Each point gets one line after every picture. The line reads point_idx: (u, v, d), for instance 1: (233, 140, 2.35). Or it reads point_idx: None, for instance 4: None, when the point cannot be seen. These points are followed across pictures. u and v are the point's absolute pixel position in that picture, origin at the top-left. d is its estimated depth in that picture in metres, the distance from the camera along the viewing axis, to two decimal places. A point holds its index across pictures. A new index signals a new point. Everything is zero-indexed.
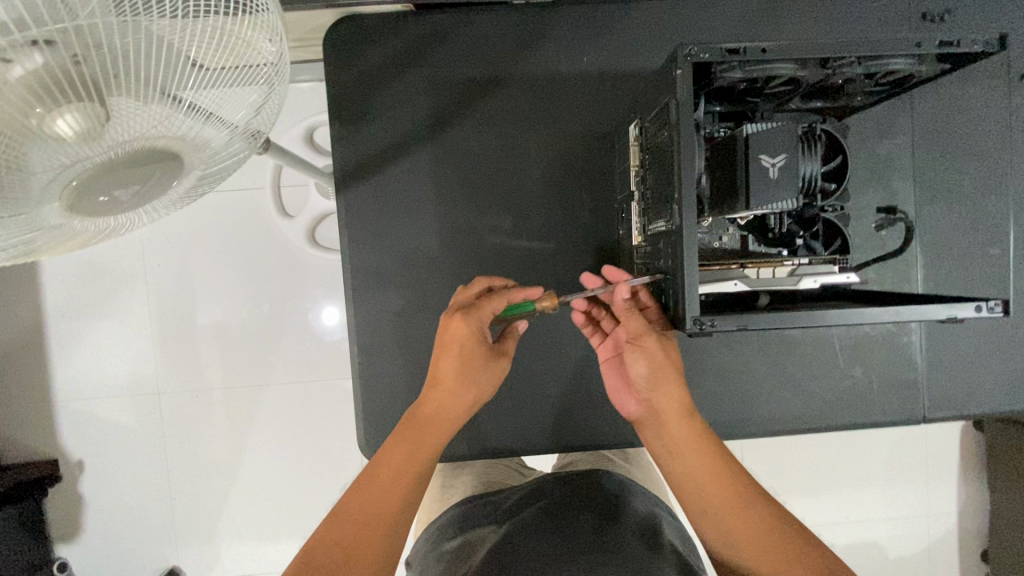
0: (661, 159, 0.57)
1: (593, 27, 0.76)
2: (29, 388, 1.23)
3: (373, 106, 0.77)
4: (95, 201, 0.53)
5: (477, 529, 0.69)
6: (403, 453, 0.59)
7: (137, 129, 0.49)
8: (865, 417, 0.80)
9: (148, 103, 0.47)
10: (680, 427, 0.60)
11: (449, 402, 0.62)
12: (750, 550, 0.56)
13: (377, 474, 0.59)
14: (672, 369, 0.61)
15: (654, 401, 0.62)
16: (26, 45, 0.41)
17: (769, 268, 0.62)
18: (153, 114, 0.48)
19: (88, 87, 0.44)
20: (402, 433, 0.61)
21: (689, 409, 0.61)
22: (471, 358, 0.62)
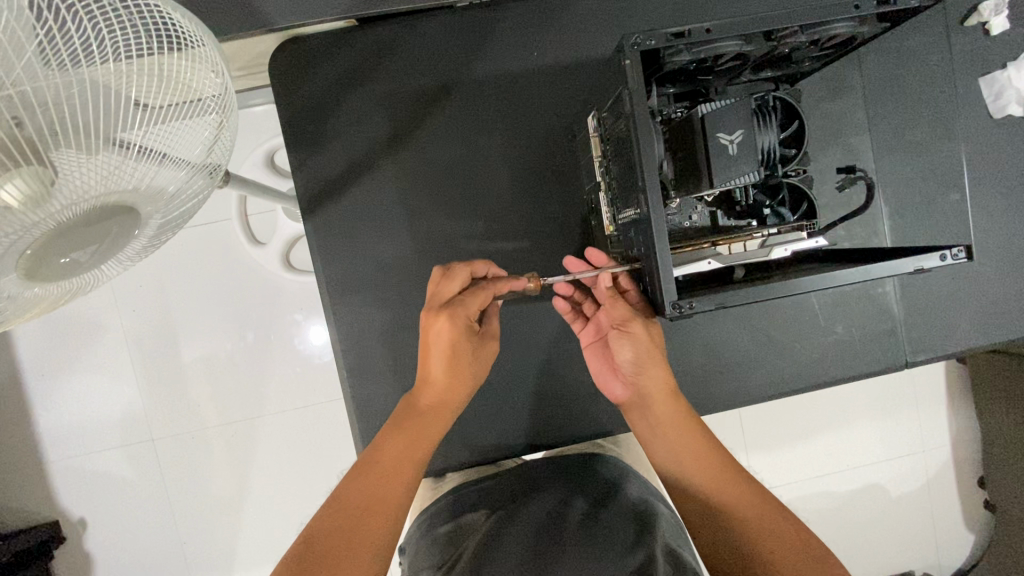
0: (622, 148, 0.58)
1: (539, 21, 0.76)
2: (18, 451, 1.20)
3: (328, 128, 0.76)
4: (54, 264, 0.52)
5: (469, 515, 0.71)
6: (403, 444, 0.59)
7: (88, 185, 0.47)
8: (851, 370, 0.82)
9: (95, 154, 0.46)
10: (664, 405, 0.63)
11: (445, 392, 0.64)
12: (736, 509, 0.57)
13: (375, 464, 0.58)
14: (657, 353, 0.63)
15: (641, 383, 0.63)
16: None
17: (740, 243, 0.63)
18: (102, 165, 0.47)
19: (27, 147, 0.43)
20: (400, 425, 0.61)
21: (673, 389, 0.63)
22: (463, 349, 0.63)
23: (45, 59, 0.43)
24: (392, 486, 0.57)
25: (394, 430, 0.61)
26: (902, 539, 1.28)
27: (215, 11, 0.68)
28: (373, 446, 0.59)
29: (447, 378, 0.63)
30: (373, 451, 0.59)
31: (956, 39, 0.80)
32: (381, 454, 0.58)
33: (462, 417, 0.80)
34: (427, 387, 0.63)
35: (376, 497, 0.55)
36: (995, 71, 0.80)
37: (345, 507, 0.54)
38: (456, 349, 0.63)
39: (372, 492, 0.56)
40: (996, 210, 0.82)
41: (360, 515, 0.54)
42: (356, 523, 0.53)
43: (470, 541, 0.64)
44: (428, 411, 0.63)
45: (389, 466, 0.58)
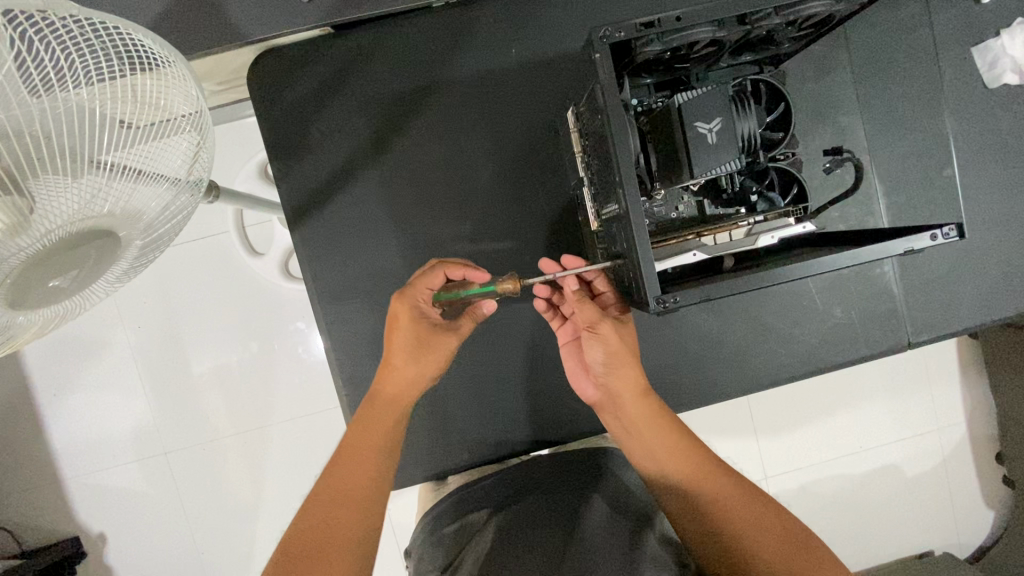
0: (599, 144, 0.57)
1: (514, 17, 0.75)
2: (35, 470, 1.22)
3: (311, 138, 0.76)
4: (41, 290, 0.52)
5: (470, 516, 0.70)
6: (359, 438, 0.62)
7: (68, 211, 0.47)
8: (851, 353, 0.81)
9: (77, 177, 0.46)
10: (635, 405, 0.65)
11: (403, 382, 0.66)
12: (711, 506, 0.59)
13: (342, 463, 0.61)
14: (625, 354, 0.65)
15: (610, 384, 0.66)
16: None
17: (725, 233, 0.63)
18: (84, 189, 0.47)
19: (8, 173, 0.43)
20: (365, 414, 0.64)
21: (643, 388, 0.65)
22: (411, 336, 0.65)
23: (21, 82, 0.42)
24: (356, 473, 0.60)
25: (355, 423, 0.64)
26: (920, 519, 1.26)
27: (190, 25, 0.68)
28: (340, 444, 0.63)
29: (399, 367, 0.66)
30: (341, 451, 0.62)
31: (947, 9, 0.78)
32: (345, 451, 0.62)
33: (460, 419, 0.79)
34: (386, 379, 0.66)
35: (342, 496, 0.58)
36: (989, 39, 0.78)
37: (319, 508, 0.57)
38: (404, 340, 0.66)
39: (338, 484, 0.59)
40: (995, 182, 0.80)
41: (329, 516, 0.57)
42: (327, 524, 0.56)
43: (472, 543, 0.64)
44: (383, 399, 0.65)
45: (350, 461, 0.61)
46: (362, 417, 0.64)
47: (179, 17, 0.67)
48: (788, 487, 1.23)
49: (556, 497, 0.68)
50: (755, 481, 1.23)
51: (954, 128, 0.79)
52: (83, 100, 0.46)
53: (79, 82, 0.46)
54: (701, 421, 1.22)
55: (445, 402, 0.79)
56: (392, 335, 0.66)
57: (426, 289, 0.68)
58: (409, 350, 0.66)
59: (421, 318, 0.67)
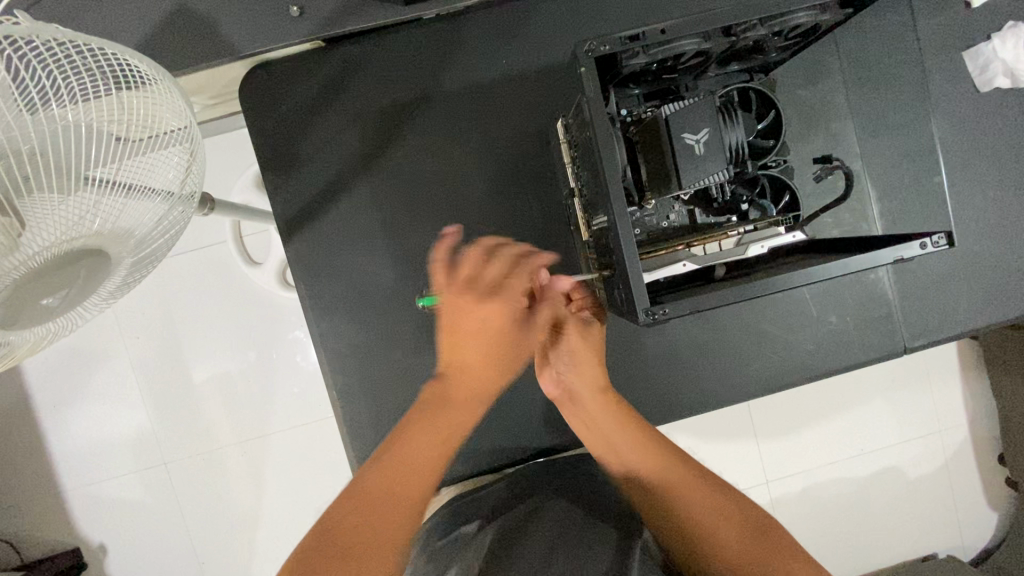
0: (588, 156, 0.56)
1: (504, 27, 0.75)
2: (35, 481, 1.22)
3: (302, 151, 0.76)
4: (34, 310, 0.52)
5: (466, 525, 0.70)
6: (418, 441, 0.61)
7: (59, 229, 0.47)
8: (846, 359, 0.81)
9: (70, 194, 0.46)
10: (596, 402, 0.68)
11: (483, 374, 0.66)
12: (707, 527, 0.59)
13: (400, 458, 0.60)
14: (590, 354, 0.69)
15: (572, 382, 0.69)
16: None
17: (715, 242, 0.61)
18: (74, 206, 0.47)
19: None
20: (431, 412, 0.63)
21: (602, 385, 0.69)
22: (512, 326, 0.65)
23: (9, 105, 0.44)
24: (415, 479, 0.59)
25: (426, 417, 0.63)
26: (923, 522, 1.25)
27: (180, 41, 0.68)
28: (409, 443, 0.61)
29: (485, 361, 0.66)
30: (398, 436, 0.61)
31: (935, 13, 0.78)
32: (398, 455, 0.60)
33: None
34: (466, 369, 0.66)
35: (395, 489, 0.57)
36: (980, 43, 0.78)
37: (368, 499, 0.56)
38: (497, 338, 0.65)
39: (387, 489, 0.57)
40: (988, 185, 0.80)
41: (377, 510, 0.55)
42: (376, 519, 0.55)
43: (465, 553, 0.64)
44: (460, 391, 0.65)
45: (409, 468, 0.59)
46: (430, 411, 0.64)
47: (169, 33, 0.68)
48: (790, 492, 1.23)
49: (556, 506, 0.68)
50: (756, 486, 1.23)
51: (945, 132, 0.79)
52: (73, 120, 0.46)
53: (64, 100, 0.46)
54: (701, 425, 1.22)
55: None
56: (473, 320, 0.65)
57: (501, 274, 0.65)
58: (499, 349, 0.66)
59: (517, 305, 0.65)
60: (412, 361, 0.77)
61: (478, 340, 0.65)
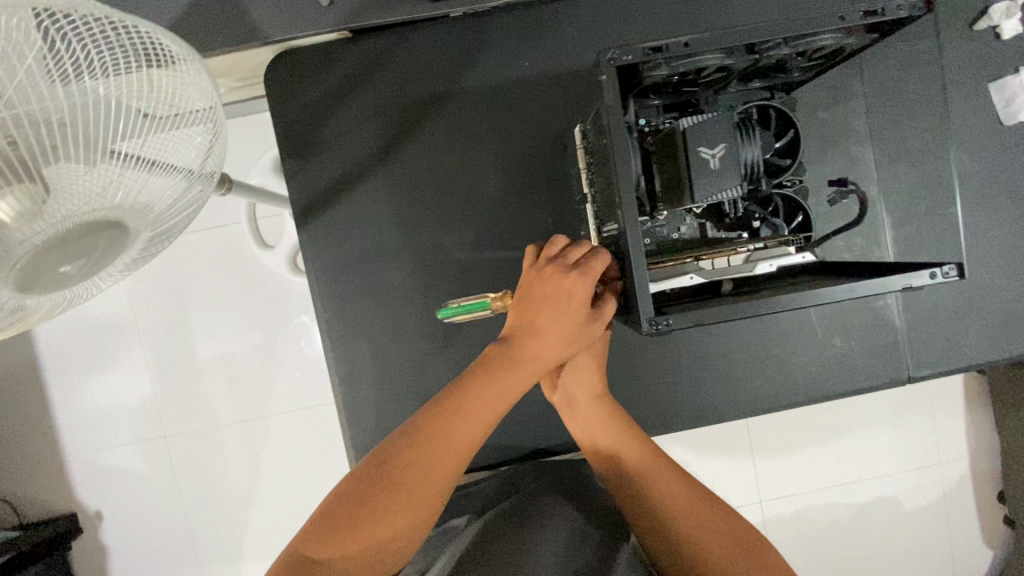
0: (603, 164, 0.56)
1: (529, 29, 0.76)
2: (38, 445, 1.25)
3: (321, 139, 0.77)
4: (50, 277, 0.53)
5: (456, 518, 0.72)
6: (472, 415, 0.57)
7: (84, 199, 0.48)
8: (849, 383, 0.80)
9: (96, 166, 0.48)
10: (591, 408, 0.68)
11: (548, 350, 0.61)
12: (707, 547, 0.58)
13: (451, 430, 0.56)
14: (590, 364, 0.68)
15: (569, 387, 0.69)
16: None
17: (724, 258, 0.62)
18: (100, 177, 0.48)
19: (20, 159, 0.43)
20: (490, 379, 0.59)
21: (598, 392, 0.68)
22: (579, 314, 0.61)
23: (40, 72, 0.44)
24: (456, 457, 0.56)
25: (487, 384, 0.59)
26: (915, 553, 1.24)
27: (212, 23, 0.69)
28: (462, 407, 0.57)
29: (557, 345, 0.61)
30: (455, 397, 0.58)
31: (964, 43, 0.78)
32: (449, 426, 0.56)
33: None
34: (538, 345, 0.61)
35: (440, 456, 0.55)
36: (1008, 75, 0.78)
37: (410, 460, 0.54)
38: (564, 322, 0.61)
39: (429, 462, 0.55)
40: (1005, 218, 0.79)
41: (416, 480, 0.54)
42: (412, 482, 0.53)
43: (451, 548, 0.64)
44: (526, 364, 0.61)
45: (452, 444, 0.56)
46: (492, 380, 0.59)
47: (201, 16, 0.69)
48: (782, 514, 1.22)
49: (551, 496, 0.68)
50: (749, 504, 1.22)
51: (966, 163, 0.79)
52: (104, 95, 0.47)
53: (97, 74, 0.47)
54: (697, 438, 1.22)
55: None
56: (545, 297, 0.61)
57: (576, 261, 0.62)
58: (567, 332, 0.62)
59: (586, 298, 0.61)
60: (416, 353, 0.78)
61: (551, 322, 0.61)
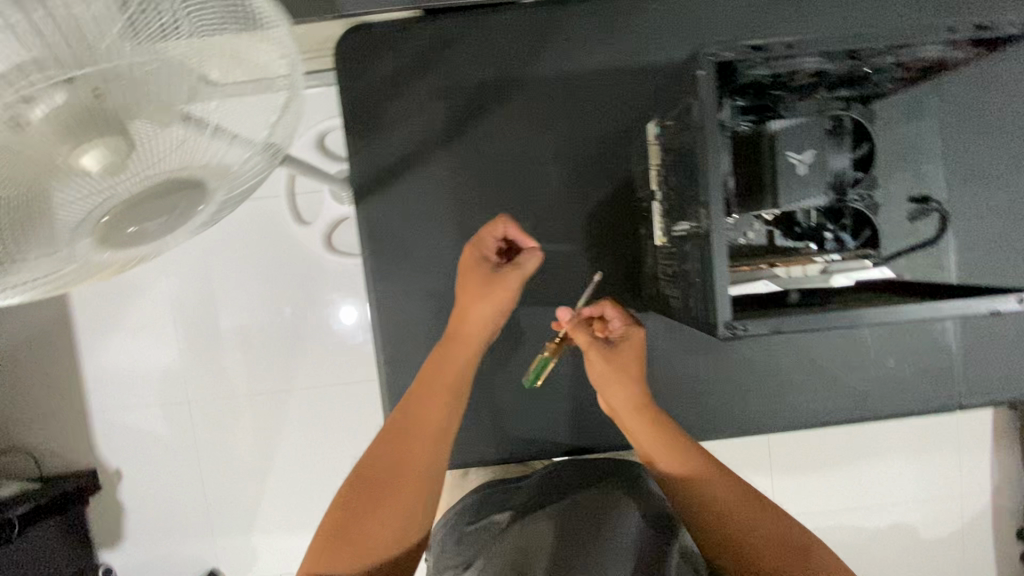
0: (685, 162, 0.55)
1: (605, 21, 0.74)
2: (66, 399, 1.26)
3: (386, 117, 0.76)
4: (124, 232, 0.52)
5: (495, 515, 0.70)
6: (428, 402, 0.67)
7: (162, 158, 0.48)
8: (896, 406, 0.79)
9: (169, 125, 0.47)
10: (633, 419, 0.68)
11: (478, 322, 0.71)
12: (760, 556, 0.58)
13: (413, 422, 0.66)
14: (624, 375, 0.69)
15: (611, 398, 0.70)
16: (52, 85, 0.41)
17: (799, 267, 0.61)
18: (174, 138, 0.48)
19: (109, 111, 0.43)
20: (440, 368, 0.69)
21: (638, 401, 0.68)
22: (478, 284, 0.70)
23: (127, 35, 0.42)
24: (423, 445, 0.65)
25: (438, 376, 0.68)
26: None
27: None
28: (422, 403, 0.66)
29: (476, 308, 0.70)
30: (413, 396, 0.67)
31: None
32: (411, 420, 0.66)
33: (494, 414, 0.80)
34: (469, 318, 0.71)
35: (408, 449, 0.64)
36: None
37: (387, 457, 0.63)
38: (472, 284, 0.71)
39: (400, 458, 0.63)
40: None
41: (392, 481, 0.62)
42: (391, 485, 0.62)
43: (495, 546, 0.62)
44: (460, 342, 0.71)
45: (416, 437, 0.65)
46: (439, 369, 0.69)
47: None
48: None
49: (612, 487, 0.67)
50: None
51: None
52: (171, 57, 0.44)
53: (182, 34, 0.45)
54: (720, 449, 1.21)
55: (481, 394, 0.80)
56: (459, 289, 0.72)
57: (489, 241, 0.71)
58: (477, 293, 0.70)
59: (478, 270, 0.71)
60: None
61: (471, 300, 0.70)
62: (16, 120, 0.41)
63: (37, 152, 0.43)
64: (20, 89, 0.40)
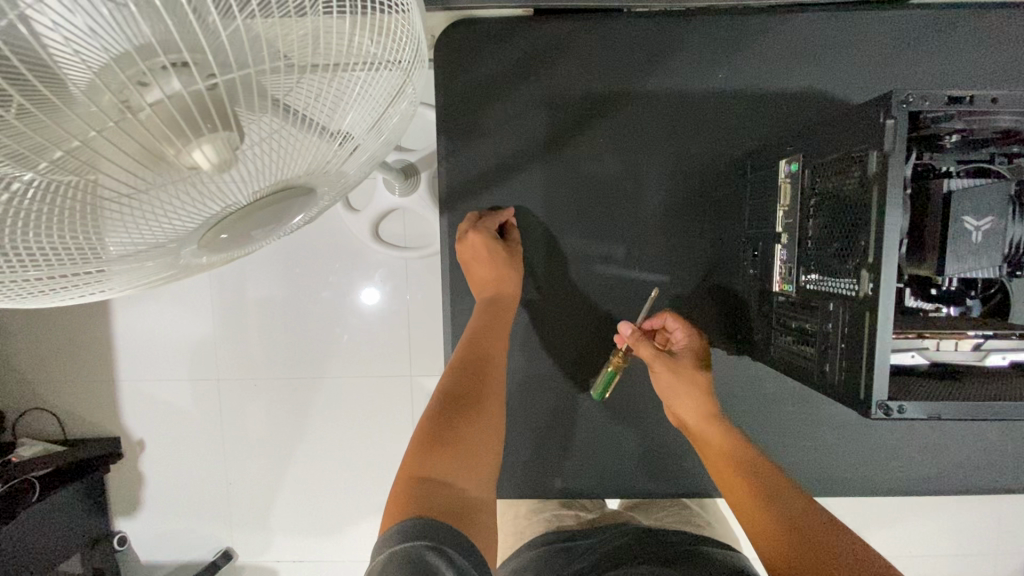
0: (839, 212, 0.51)
1: (731, 39, 0.68)
2: (90, 363, 1.20)
3: (484, 119, 0.71)
4: (219, 238, 0.45)
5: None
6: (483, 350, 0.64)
7: (262, 149, 0.40)
8: (989, 481, 0.74)
9: (260, 113, 0.38)
10: (706, 430, 0.66)
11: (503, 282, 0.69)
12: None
13: (475, 368, 0.62)
14: (694, 381, 0.67)
15: (682, 408, 0.68)
16: (165, 69, 0.33)
17: (952, 340, 0.54)
18: (266, 128, 0.39)
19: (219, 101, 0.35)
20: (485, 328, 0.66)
21: (710, 411, 0.66)
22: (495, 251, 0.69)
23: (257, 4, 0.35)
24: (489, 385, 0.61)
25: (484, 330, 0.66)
26: None
27: None
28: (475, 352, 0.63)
29: (503, 274, 0.69)
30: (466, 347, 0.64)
31: None
32: (471, 366, 0.62)
33: (561, 442, 0.77)
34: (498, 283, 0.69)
35: (478, 389, 0.60)
36: None
37: (446, 414, 0.57)
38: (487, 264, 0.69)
39: (471, 395, 0.59)
40: None
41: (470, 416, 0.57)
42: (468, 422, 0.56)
43: None
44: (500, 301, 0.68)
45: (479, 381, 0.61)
46: (485, 325, 0.66)
47: None
48: None
49: (681, 539, 0.63)
50: None
51: None
52: (282, 44, 0.37)
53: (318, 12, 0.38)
54: None
55: (549, 420, 0.76)
56: (471, 265, 0.70)
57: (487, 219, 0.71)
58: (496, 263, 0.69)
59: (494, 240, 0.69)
60: (533, 361, 0.76)
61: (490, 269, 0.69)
62: (125, 102, 0.33)
63: (140, 144, 0.35)
64: (134, 75, 0.32)
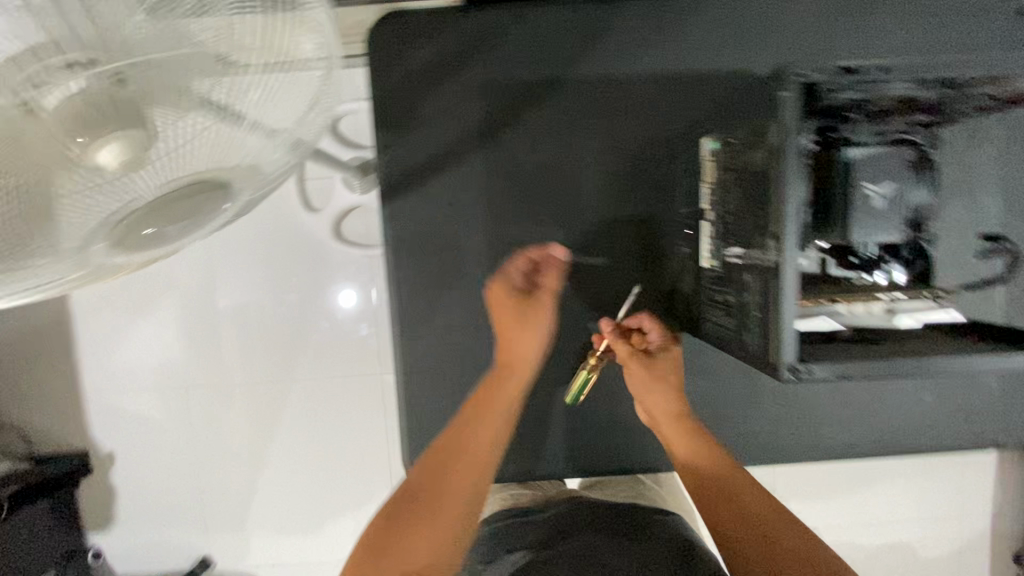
0: (751, 184, 0.52)
1: (660, 22, 0.69)
2: (51, 376, 1.16)
3: (420, 110, 0.71)
4: (139, 235, 0.44)
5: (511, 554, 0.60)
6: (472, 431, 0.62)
7: (174, 149, 0.41)
8: (926, 442, 0.78)
9: (186, 112, 0.39)
10: (670, 425, 0.67)
11: (516, 346, 0.68)
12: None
13: (455, 441, 0.60)
14: (660, 381, 0.68)
15: (650, 406, 0.69)
16: (63, 69, 0.35)
17: (862, 304, 0.58)
18: (190, 127, 0.40)
19: (119, 101, 0.36)
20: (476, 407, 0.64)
21: (679, 409, 0.67)
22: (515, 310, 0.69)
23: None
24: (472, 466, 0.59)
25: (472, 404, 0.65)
26: None
27: None
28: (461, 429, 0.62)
29: (506, 329, 0.68)
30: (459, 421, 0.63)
31: None
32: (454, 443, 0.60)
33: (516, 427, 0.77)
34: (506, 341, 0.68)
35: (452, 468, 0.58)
36: None
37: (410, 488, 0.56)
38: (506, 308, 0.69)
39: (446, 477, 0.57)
40: None
41: (439, 489, 0.56)
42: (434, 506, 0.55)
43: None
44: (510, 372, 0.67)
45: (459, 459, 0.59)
46: (484, 399, 0.65)
47: None
48: None
49: (625, 514, 0.64)
50: None
51: None
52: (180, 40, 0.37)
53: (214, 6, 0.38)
54: None
55: None
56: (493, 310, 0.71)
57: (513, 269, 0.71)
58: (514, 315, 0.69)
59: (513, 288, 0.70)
60: (483, 349, 0.76)
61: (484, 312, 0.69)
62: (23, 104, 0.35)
63: (45, 145, 0.37)
64: (28, 76, 0.34)
